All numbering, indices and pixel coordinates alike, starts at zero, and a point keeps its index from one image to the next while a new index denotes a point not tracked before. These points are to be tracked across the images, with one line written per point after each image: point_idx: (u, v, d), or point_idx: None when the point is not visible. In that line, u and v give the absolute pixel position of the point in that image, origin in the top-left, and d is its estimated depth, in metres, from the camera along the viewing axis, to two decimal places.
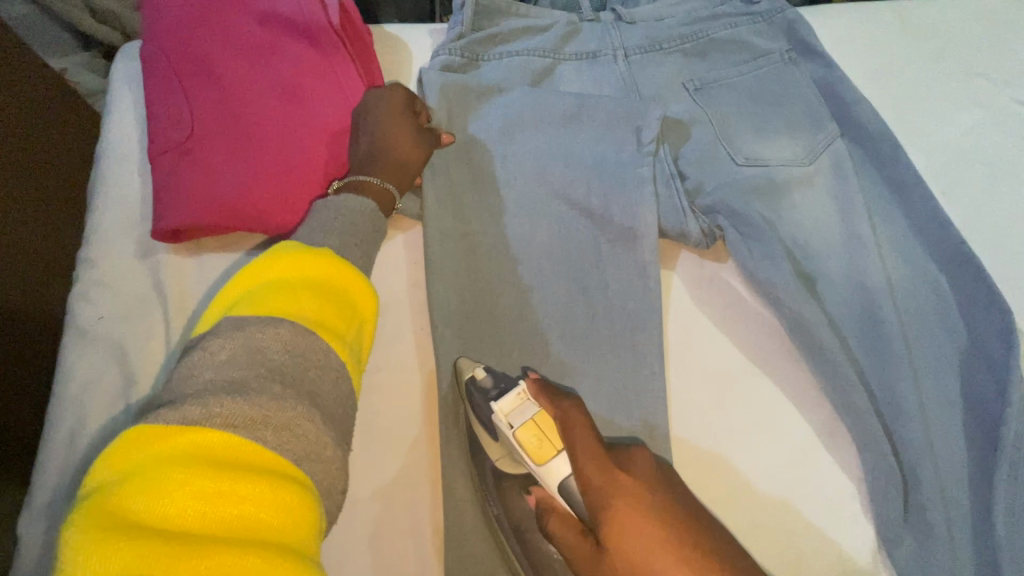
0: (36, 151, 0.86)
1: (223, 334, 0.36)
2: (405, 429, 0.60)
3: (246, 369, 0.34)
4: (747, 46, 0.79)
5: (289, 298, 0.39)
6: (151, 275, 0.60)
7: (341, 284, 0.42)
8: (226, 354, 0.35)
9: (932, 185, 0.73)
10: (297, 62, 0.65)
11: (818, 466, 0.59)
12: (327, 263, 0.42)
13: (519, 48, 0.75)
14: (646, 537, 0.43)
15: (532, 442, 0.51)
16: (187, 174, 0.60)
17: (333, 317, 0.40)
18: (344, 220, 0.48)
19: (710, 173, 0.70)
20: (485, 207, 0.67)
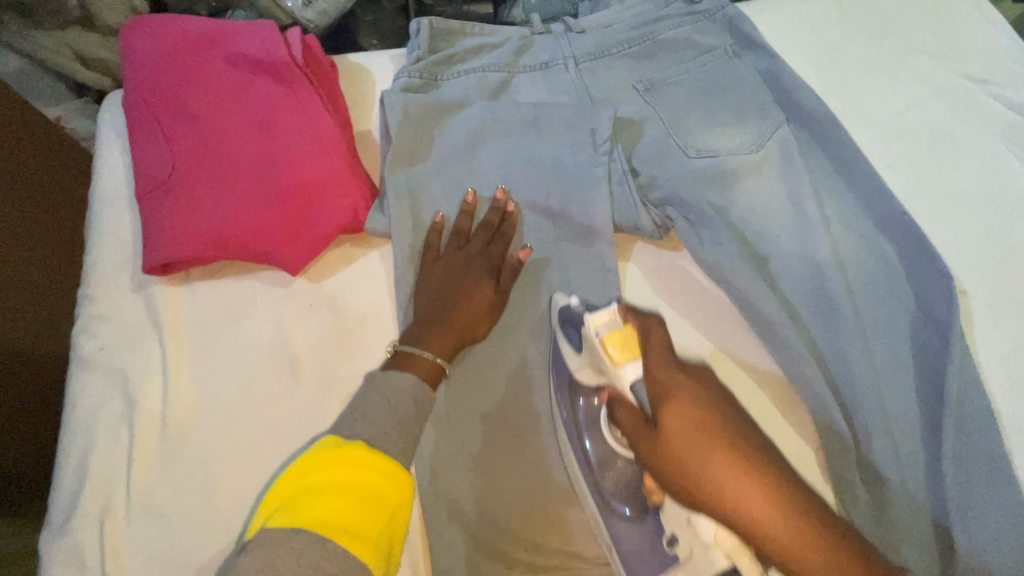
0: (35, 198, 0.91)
1: (259, 546, 0.40)
2: None
3: (271, 563, 0.38)
4: (693, 44, 0.83)
5: (318, 500, 0.42)
6: (146, 306, 0.64)
7: (370, 480, 0.44)
8: (261, 556, 0.39)
9: (877, 160, 0.77)
10: (267, 97, 0.70)
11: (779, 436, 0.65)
12: (356, 464, 0.45)
13: (475, 65, 0.79)
14: (704, 453, 0.44)
15: (618, 351, 0.53)
16: (173, 209, 0.65)
17: (364, 517, 0.42)
18: (388, 405, 0.51)
19: (662, 168, 0.75)
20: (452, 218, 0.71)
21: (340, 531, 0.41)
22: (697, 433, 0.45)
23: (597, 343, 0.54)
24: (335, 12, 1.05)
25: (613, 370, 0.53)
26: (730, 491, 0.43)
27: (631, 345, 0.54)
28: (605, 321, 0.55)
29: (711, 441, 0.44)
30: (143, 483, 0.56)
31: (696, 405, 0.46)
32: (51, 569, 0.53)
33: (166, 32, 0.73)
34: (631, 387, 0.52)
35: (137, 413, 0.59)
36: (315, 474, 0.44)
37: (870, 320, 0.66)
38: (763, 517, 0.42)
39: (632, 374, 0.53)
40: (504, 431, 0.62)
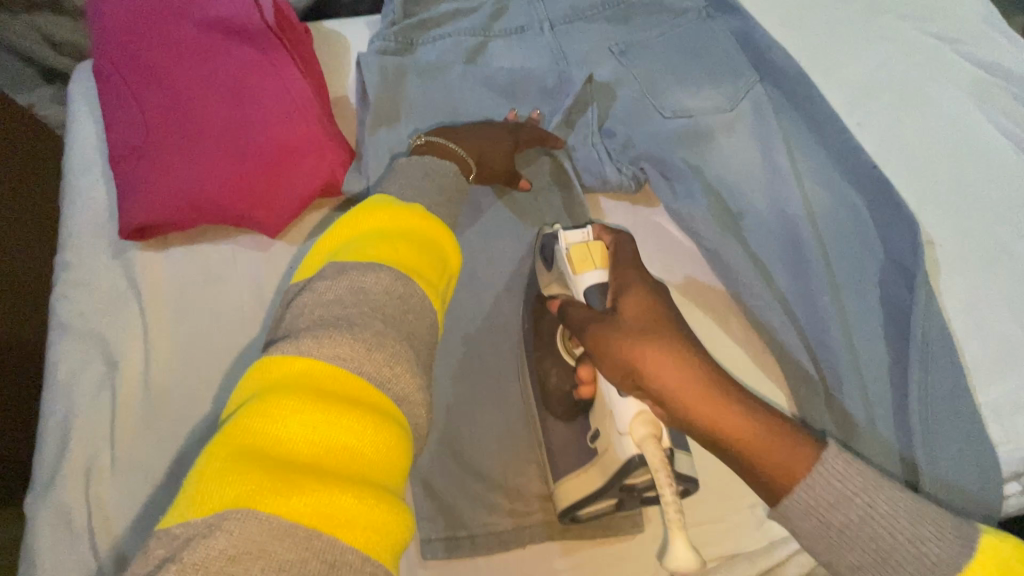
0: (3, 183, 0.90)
1: (330, 276, 0.39)
2: None
3: (350, 307, 0.38)
4: (667, 6, 0.84)
5: (385, 242, 0.42)
6: (124, 272, 0.64)
7: (425, 238, 0.45)
8: (333, 294, 0.38)
9: (847, 118, 0.79)
10: (239, 60, 0.70)
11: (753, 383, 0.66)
12: (418, 221, 0.46)
13: (451, 30, 0.79)
14: (642, 337, 0.47)
15: (579, 260, 0.57)
16: (146, 173, 0.64)
17: (423, 263, 0.43)
18: (433, 178, 0.54)
19: (637, 128, 0.76)
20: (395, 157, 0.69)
21: (409, 271, 0.41)
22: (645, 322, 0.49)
23: (562, 253, 0.58)
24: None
25: (572, 276, 0.57)
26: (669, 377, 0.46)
27: (595, 256, 0.57)
28: (578, 238, 0.59)
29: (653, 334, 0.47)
30: (126, 442, 0.57)
31: (651, 302, 0.50)
32: (37, 527, 0.53)
33: None
34: (584, 291, 0.56)
35: (118, 374, 0.59)
36: (388, 211, 0.46)
37: (841, 269, 0.68)
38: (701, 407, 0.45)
39: (590, 279, 0.56)
40: (485, 385, 0.62)
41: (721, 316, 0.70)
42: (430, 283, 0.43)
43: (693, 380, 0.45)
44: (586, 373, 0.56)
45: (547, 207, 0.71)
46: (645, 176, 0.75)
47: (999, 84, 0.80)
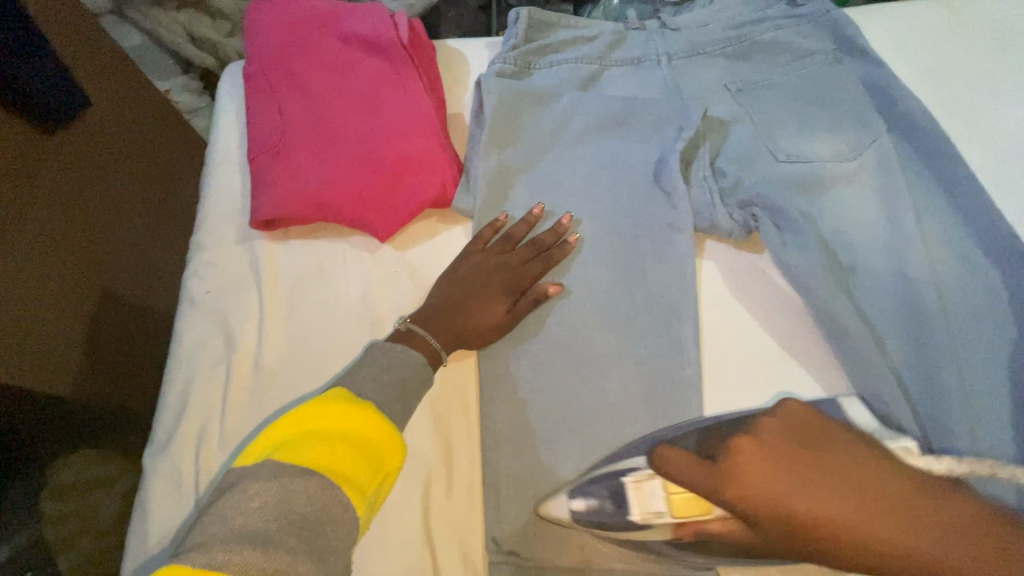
0: (133, 156, 1.05)
1: (260, 479, 0.40)
2: (462, 399, 0.65)
3: (269, 522, 0.38)
4: (793, 47, 0.82)
5: (323, 447, 0.43)
6: (249, 258, 0.70)
7: (373, 439, 0.45)
8: (258, 502, 0.39)
9: (985, 180, 0.73)
10: (372, 74, 0.75)
11: None
12: (368, 418, 0.46)
13: (571, 56, 0.81)
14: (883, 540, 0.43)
15: (687, 510, 0.50)
16: (280, 172, 0.70)
17: (359, 469, 0.43)
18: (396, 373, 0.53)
19: (749, 171, 0.73)
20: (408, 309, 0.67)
21: (340, 482, 0.41)
22: (815, 492, 0.44)
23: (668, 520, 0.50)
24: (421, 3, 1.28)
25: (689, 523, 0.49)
26: (890, 533, 0.43)
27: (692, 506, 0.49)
28: (644, 501, 0.51)
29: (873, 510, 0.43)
30: (234, 415, 0.61)
31: (766, 478, 0.45)
32: (154, 480, 0.59)
33: (288, 9, 0.79)
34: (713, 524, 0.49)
35: (235, 352, 0.64)
36: (322, 414, 0.45)
37: (965, 344, 0.63)
38: (897, 541, 0.43)
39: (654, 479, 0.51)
40: (570, 411, 0.62)
41: (824, 375, 0.66)
42: (360, 490, 0.43)
43: (869, 515, 0.43)
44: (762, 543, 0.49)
45: (649, 241, 0.69)
46: (757, 225, 0.71)
47: None
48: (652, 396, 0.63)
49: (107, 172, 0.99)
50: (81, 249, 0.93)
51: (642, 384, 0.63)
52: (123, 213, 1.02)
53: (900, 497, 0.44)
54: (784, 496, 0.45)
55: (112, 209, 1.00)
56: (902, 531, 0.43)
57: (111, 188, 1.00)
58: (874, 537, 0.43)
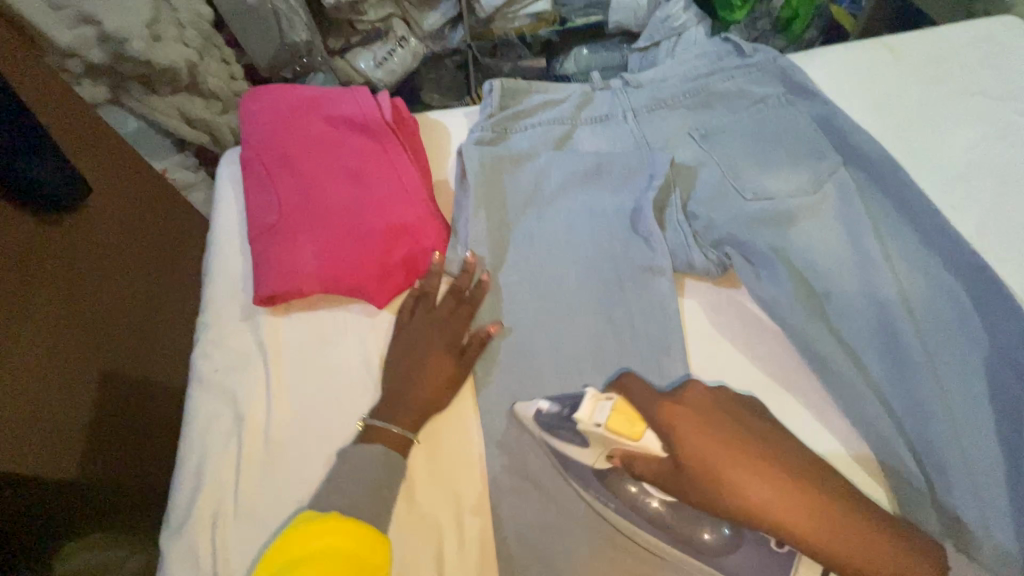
0: (133, 238, 1.10)
1: None
2: (468, 453, 0.68)
3: None
4: (747, 93, 0.88)
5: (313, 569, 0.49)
6: (253, 333, 0.73)
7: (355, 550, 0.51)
8: None
9: (939, 200, 0.78)
10: (361, 153, 0.81)
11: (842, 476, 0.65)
12: (346, 532, 0.52)
13: (544, 119, 0.87)
14: (739, 461, 0.53)
15: (625, 429, 0.56)
16: (280, 250, 0.74)
17: None
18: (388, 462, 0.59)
19: (716, 211, 0.79)
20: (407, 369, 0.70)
21: None
22: (738, 452, 0.54)
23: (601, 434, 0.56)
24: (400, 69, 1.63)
25: (635, 443, 0.56)
26: (760, 492, 0.52)
27: (629, 417, 0.56)
28: (594, 411, 0.58)
29: (744, 460, 0.53)
30: (248, 490, 0.63)
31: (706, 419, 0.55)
32: (171, 563, 0.60)
33: (278, 99, 0.85)
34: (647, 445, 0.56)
35: (245, 427, 0.66)
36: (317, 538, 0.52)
37: (939, 358, 0.66)
38: (763, 494, 0.51)
39: (601, 402, 0.58)
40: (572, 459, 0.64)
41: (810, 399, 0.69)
42: None
43: (766, 482, 0.52)
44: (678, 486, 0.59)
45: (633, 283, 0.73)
46: (730, 262, 0.76)
47: None
48: None
49: (112, 257, 1.04)
50: (88, 334, 0.95)
51: None
52: (123, 291, 1.06)
53: (790, 475, 0.52)
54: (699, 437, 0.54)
55: (115, 291, 1.04)
56: (778, 497, 0.51)
57: (114, 269, 1.04)
58: (745, 490, 0.51)
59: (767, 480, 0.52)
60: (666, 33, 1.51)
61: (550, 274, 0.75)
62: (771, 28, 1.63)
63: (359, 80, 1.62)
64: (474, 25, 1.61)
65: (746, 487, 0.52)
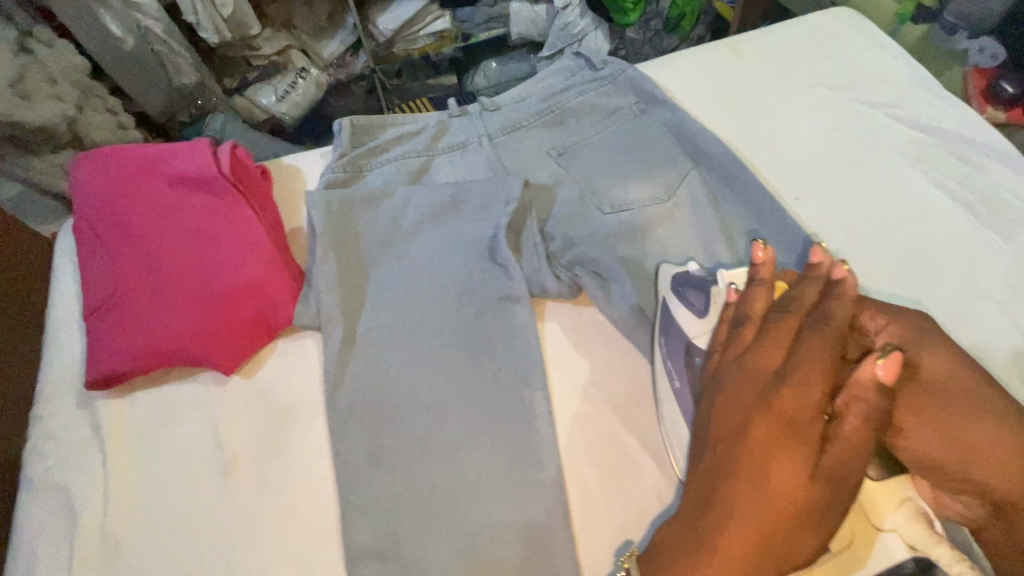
0: None
1: None
2: (325, 521, 0.61)
3: None
4: (600, 106, 0.89)
5: None
6: (90, 420, 0.68)
7: None
8: None
9: (784, 194, 0.80)
10: (201, 212, 0.76)
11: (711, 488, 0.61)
12: None
13: (399, 153, 0.85)
14: (930, 347, 0.53)
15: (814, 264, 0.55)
16: (115, 327, 0.69)
17: None
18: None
19: (575, 229, 0.78)
20: (259, 439, 0.66)
21: None
22: (932, 342, 0.54)
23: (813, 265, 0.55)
24: (305, 101, 1.57)
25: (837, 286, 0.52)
26: (938, 444, 0.49)
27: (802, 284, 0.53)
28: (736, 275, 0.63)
29: (928, 342, 0.53)
30: None
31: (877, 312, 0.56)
32: None
33: (110, 161, 0.80)
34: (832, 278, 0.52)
35: (79, 528, 0.61)
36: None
37: None
38: (939, 378, 0.52)
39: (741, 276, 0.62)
40: (433, 511, 0.60)
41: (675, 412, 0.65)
42: None
43: (955, 363, 0.52)
44: (879, 373, 0.43)
45: (492, 313, 0.72)
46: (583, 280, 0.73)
47: (936, 146, 0.83)
48: (512, 473, 0.62)
49: None
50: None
51: (501, 465, 0.62)
52: None
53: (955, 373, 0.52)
54: (827, 338, 0.46)
55: None
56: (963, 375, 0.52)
57: None
58: (932, 363, 0.52)
59: (935, 375, 0.52)
60: (565, 40, 1.57)
61: (409, 316, 0.72)
62: (664, 28, 1.63)
63: (263, 115, 1.57)
64: (375, 49, 1.59)
65: (917, 437, 0.49)
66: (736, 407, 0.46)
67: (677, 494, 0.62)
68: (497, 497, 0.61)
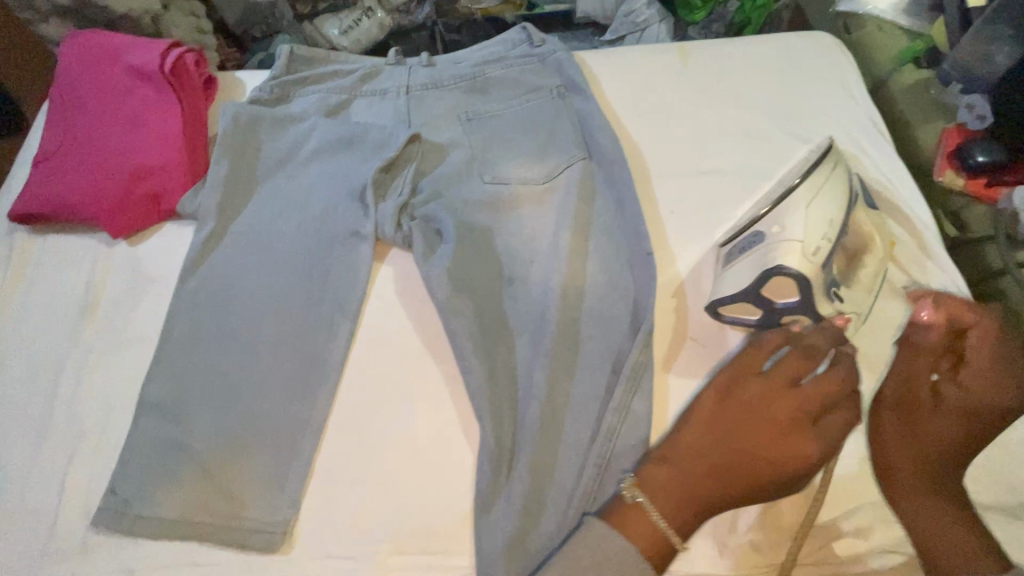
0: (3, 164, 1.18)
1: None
2: (135, 372, 0.72)
3: None
4: (523, 82, 0.91)
5: None
6: (8, 245, 0.82)
7: None
8: None
9: (660, 206, 0.80)
10: (141, 101, 0.87)
11: (452, 441, 0.66)
12: None
13: (326, 87, 0.91)
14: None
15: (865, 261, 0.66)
16: (44, 177, 0.83)
17: None
18: (168, 431, 0.66)
19: (447, 189, 0.82)
20: (117, 295, 0.78)
21: None
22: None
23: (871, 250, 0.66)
24: (366, 40, 1.36)
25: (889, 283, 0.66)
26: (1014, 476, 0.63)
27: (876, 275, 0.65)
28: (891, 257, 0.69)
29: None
30: None
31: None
32: None
33: (90, 41, 0.92)
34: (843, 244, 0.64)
35: None
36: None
37: (582, 349, 0.69)
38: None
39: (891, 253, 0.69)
40: (218, 387, 0.69)
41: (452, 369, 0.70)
42: None
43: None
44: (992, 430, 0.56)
45: (341, 242, 0.78)
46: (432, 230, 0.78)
47: None
48: (293, 379, 0.70)
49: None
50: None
51: (285, 369, 0.70)
52: None
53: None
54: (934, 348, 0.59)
55: None
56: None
57: None
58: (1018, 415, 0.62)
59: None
60: (627, 28, 1.33)
61: (272, 227, 0.80)
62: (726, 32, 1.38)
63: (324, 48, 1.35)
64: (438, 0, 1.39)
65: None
66: (789, 414, 0.54)
67: (423, 439, 0.66)
68: (269, 393, 0.69)
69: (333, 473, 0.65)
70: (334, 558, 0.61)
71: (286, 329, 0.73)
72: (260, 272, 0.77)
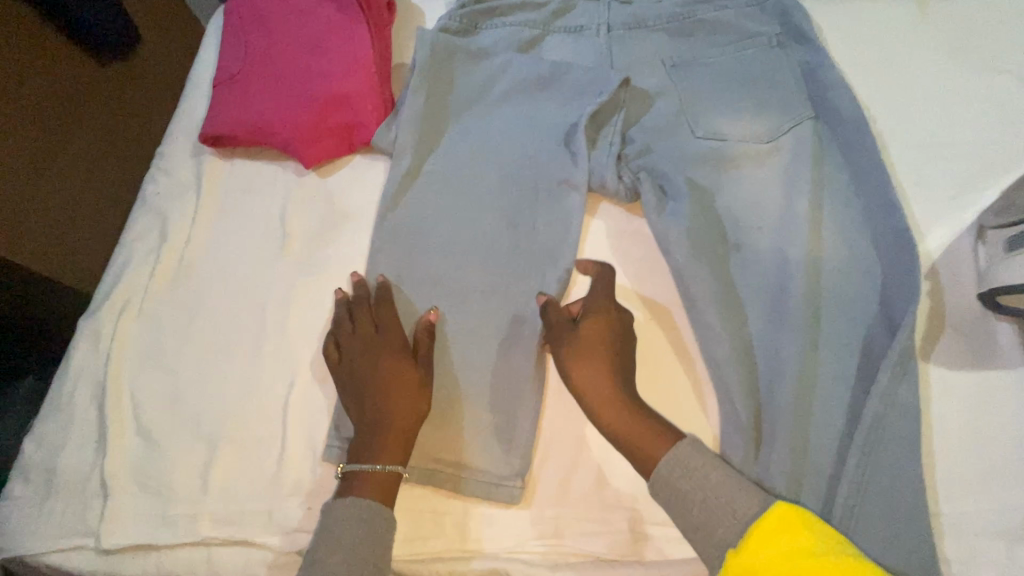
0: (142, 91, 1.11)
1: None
2: None
3: None
4: (738, 28, 0.82)
5: None
6: (197, 168, 0.80)
7: None
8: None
9: (901, 176, 0.71)
10: (328, 23, 0.82)
11: (683, 410, 0.62)
12: None
13: (517, 20, 0.84)
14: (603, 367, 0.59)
15: None
16: (231, 98, 0.80)
17: None
18: None
19: (659, 140, 0.75)
20: (313, 228, 0.75)
21: None
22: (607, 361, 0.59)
23: None
24: None
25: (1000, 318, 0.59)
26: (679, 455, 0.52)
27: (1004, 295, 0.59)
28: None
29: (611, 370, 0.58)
30: (154, 297, 0.71)
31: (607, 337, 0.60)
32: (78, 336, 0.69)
33: None
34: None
35: (164, 245, 0.74)
36: (799, 535, 0.45)
37: (826, 327, 0.63)
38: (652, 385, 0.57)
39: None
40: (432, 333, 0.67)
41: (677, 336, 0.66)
42: None
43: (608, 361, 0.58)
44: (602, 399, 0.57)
45: (547, 191, 0.73)
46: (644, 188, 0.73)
47: None
48: (509, 330, 0.66)
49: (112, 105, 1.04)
50: None
51: (500, 320, 0.67)
52: None
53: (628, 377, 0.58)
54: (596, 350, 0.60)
55: None
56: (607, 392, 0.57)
57: None
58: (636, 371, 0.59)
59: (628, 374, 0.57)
60: None
61: (471, 168, 0.75)
62: None
63: None
64: None
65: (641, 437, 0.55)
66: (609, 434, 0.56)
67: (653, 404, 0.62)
68: (483, 343, 0.66)
69: (561, 428, 0.62)
70: (567, 516, 0.58)
71: (496, 279, 0.69)
72: (461, 215, 0.73)
